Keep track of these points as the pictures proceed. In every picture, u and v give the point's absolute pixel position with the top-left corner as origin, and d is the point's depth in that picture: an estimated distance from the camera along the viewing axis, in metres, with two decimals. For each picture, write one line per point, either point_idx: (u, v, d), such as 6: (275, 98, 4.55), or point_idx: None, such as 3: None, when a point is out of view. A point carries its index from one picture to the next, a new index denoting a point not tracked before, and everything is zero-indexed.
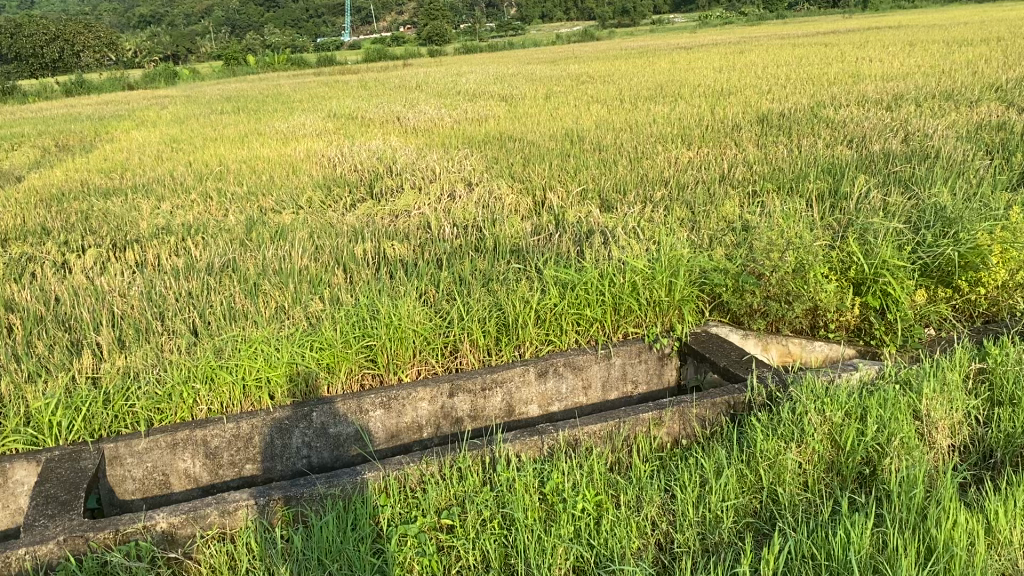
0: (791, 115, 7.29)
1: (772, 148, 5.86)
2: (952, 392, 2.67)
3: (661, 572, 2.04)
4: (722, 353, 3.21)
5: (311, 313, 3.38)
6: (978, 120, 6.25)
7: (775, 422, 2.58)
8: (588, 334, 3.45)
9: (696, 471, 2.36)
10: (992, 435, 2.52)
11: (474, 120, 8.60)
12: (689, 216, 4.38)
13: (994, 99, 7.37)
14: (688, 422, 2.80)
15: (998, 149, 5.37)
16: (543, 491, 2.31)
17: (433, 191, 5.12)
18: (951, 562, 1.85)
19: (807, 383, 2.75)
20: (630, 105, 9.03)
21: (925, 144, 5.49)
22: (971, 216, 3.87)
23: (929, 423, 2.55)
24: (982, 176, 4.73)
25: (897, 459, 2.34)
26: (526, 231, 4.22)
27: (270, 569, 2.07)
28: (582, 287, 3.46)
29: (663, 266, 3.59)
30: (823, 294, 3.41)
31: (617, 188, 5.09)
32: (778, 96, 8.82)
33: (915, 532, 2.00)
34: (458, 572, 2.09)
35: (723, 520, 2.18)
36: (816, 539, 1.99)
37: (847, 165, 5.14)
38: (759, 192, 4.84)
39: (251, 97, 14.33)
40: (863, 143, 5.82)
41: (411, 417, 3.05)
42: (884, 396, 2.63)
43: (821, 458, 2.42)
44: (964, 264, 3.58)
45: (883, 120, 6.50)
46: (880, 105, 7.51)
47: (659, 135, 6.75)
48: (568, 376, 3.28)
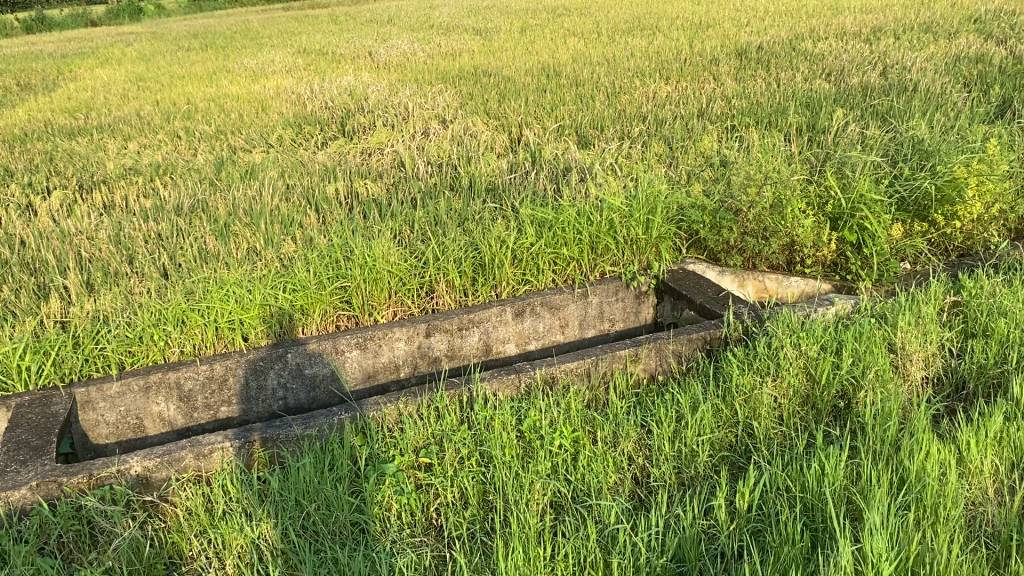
0: (768, 48, 7.20)
1: (750, 82, 5.79)
2: (927, 324, 2.69)
3: (637, 506, 2.05)
4: (699, 290, 3.21)
5: (284, 254, 3.33)
6: (956, 53, 6.20)
7: (752, 356, 2.60)
8: (565, 274, 3.43)
9: (673, 407, 2.37)
10: (966, 367, 2.55)
11: (448, 55, 8.43)
12: (667, 152, 4.33)
13: (973, 31, 7.30)
14: (665, 358, 2.81)
15: (975, 82, 5.34)
16: (520, 428, 2.31)
17: (407, 128, 5.03)
18: (923, 492, 1.88)
19: (783, 318, 2.76)
20: (606, 38, 8.88)
21: (903, 77, 5.44)
22: (949, 148, 3.87)
23: (904, 355, 2.57)
24: (960, 108, 4.71)
25: (871, 393, 2.37)
26: (502, 169, 4.15)
27: (247, 511, 2.07)
28: (559, 226, 3.42)
29: (641, 203, 3.54)
30: (800, 229, 3.42)
31: (594, 123, 5.02)
32: (756, 29, 8.69)
33: (889, 463, 2.02)
34: (437, 509, 2.10)
35: (699, 454, 2.20)
36: (791, 472, 2.01)
37: (826, 98, 5.09)
38: (736, 126, 4.79)
39: (220, 32, 13.95)
40: (841, 77, 5.77)
41: (388, 357, 3.04)
42: (861, 330, 2.65)
43: (796, 392, 2.44)
44: (941, 198, 3.60)
45: (861, 53, 6.44)
46: (858, 37, 7.43)
47: (636, 70, 6.64)
48: (545, 315, 3.27)
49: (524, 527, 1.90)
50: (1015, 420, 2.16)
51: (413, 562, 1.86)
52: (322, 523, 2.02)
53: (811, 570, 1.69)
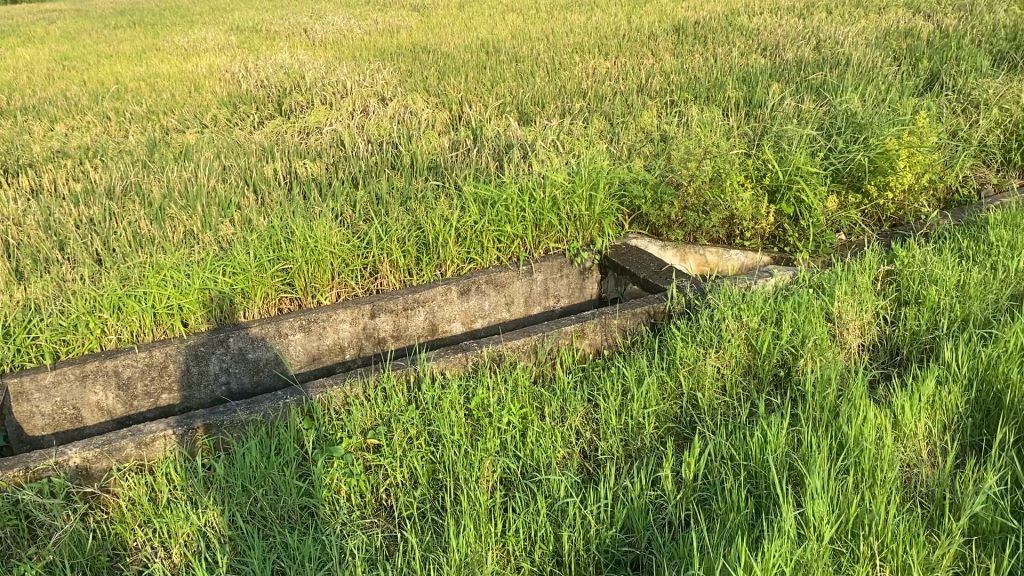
0: (705, 23, 7.26)
1: (688, 57, 5.83)
2: (863, 293, 2.77)
3: (586, 479, 2.07)
4: (642, 265, 3.25)
5: (222, 237, 3.25)
6: (886, 27, 6.33)
7: (695, 329, 2.64)
8: (509, 251, 3.43)
9: (619, 381, 2.40)
10: (899, 334, 2.63)
11: (385, 31, 8.30)
12: (607, 127, 4.34)
13: (901, 5, 7.47)
14: (610, 333, 2.84)
15: (905, 56, 5.46)
16: (468, 406, 2.32)
17: (345, 106, 4.94)
18: (861, 456, 1.94)
19: (724, 290, 2.81)
20: (545, 14, 8.84)
21: (835, 51, 5.54)
22: (881, 121, 3.96)
23: (841, 324, 2.65)
24: (891, 81, 4.82)
25: (810, 361, 2.43)
26: (444, 147, 4.11)
27: (193, 498, 2.04)
28: (502, 203, 3.40)
29: (583, 179, 3.54)
30: (739, 202, 3.48)
31: (535, 100, 5.00)
32: (693, 4, 8.77)
33: (828, 429, 2.08)
34: (386, 490, 2.10)
35: (645, 426, 2.23)
36: (735, 440, 2.05)
37: (762, 73, 5.16)
38: (675, 101, 4.82)
39: (149, 10, 13.45)
40: (776, 51, 5.85)
41: (333, 339, 3.01)
42: (799, 300, 2.72)
43: (738, 362, 2.49)
44: (873, 170, 3.70)
45: (795, 28, 6.53)
46: (792, 13, 7.55)
47: (576, 45, 6.63)
48: (491, 293, 3.27)
49: (475, 504, 1.91)
50: (947, 384, 2.24)
51: (365, 544, 1.85)
52: (270, 508, 2.00)
53: (755, 536, 1.73)
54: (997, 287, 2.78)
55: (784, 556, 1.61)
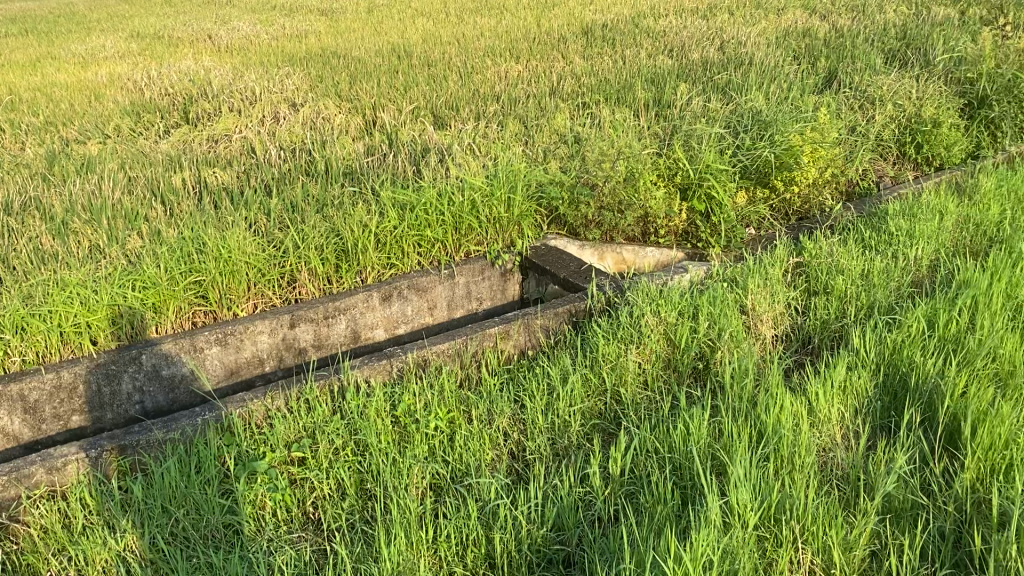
0: (613, 26, 7.37)
1: (598, 60, 5.91)
2: (774, 286, 2.87)
3: (516, 480, 2.08)
4: (562, 265, 3.28)
5: (130, 251, 3.14)
6: (786, 28, 6.55)
7: (616, 325, 2.67)
8: (430, 255, 3.41)
9: (544, 380, 2.42)
10: (810, 323, 2.73)
11: (294, 37, 8.16)
12: (522, 130, 4.36)
13: (799, 6, 7.74)
14: (534, 333, 2.85)
15: (805, 55, 5.66)
16: (395, 414, 2.30)
17: (254, 113, 4.83)
18: (779, 443, 2.00)
19: (643, 287, 2.86)
20: (455, 17, 8.83)
21: (739, 51, 5.70)
22: (785, 118, 4.09)
23: (755, 316, 2.73)
24: (792, 79, 4.99)
25: (728, 353, 2.49)
26: (358, 152, 4.06)
27: (110, 523, 1.97)
28: (421, 207, 3.38)
29: (501, 181, 3.54)
30: (652, 201, 3.56)
31: (449, 104, 4.99)
32: (600, 7, 8.89)
33: (747, 418, 2.14)
34: (313, 503, 2.06)
35: (571, 424, 2.25)
36: (660, 433, 2.09)
37: (670, 74, 5.27)
38: (588, 103, 4.88)
39: (42, 18, 12.89)
40: (682, 53, 5.98)
41: (251, 352, 2.95)
42: (714, 294, 2.79)
43: (658, 357, 2.54)
44: (779, 166, 3.85)
45: (700, 30, 6.69)
46: (696, 15, 7.73)
47: (487, 49, 6.65)
48: (412, 298, 3.26)
49: (405, 512, 1.89)
50: (857, 369, 2.33)
51: (294, 559, 1.82)
52: (193, 528, 1.94)
53: (683, 527, 1.77)
54: (898, 275, 2.91)
55: (711, 545, 1.65)
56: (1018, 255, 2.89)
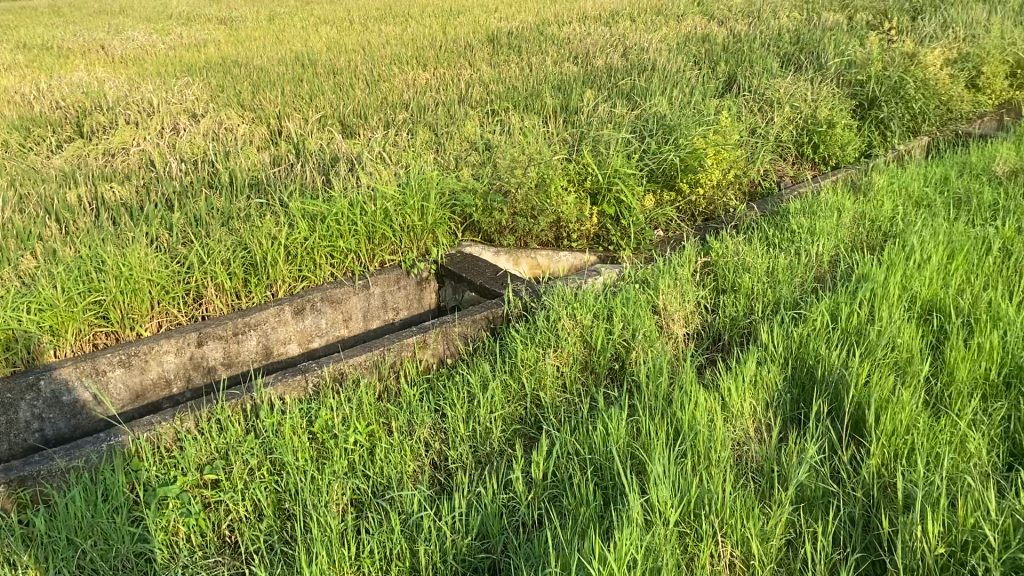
0: (518, 33, 7.42)
1: (505, 67, 5.94)
2: (684, 286, 2.93)
3: (438, 491, 2.06)
4: (477, 272, 3.28)
5: (23, 271, 2.99)
6: (686, 34, 6.72)
7: (533, 330, 2.68)
8: (343, 266, 3.36)
9: (464, 389, 2.40)
10: (720, 320, 2.80)
11: (192, 46, 7.93)
12: (432, 137, 4.34)
13: (697, 13, 7.95)
14: (452, 341, 2.84)
15: (705, 60, 5.81)
16: (312, 430, 2.25)
17: (153, 125, 4.66)
18: (696, 438, 2.04)
19: (558, 291, 2.88)
20: (359, 25, 8.74)
21: (642, 57, 5.82)
22: (688, 121, 4.19)
23: (667, 316, 2.78)
24: (694, 84, 5.12)
25: (643, 353, 2.53)
26: (264, 163, 3.97)
27: (11, 559, 1.86)
28: (333, 217, 3.32)
29: (413, 189, 3.51)
30: (564, 206, 3.60)
31: (356, 113, 4.93)
32: (505, 15, 8.95)
33: (664, 416, 2.17)
34: (230, 526, 2.00)
35: (492, 431, 2.25)
36: (580, 435, 2.11)
37: (576, 80, 5.34)
38: (496, 109, 4.90)
39: None
40: (587, 59, 6.07)
41: (158, 373, 2.85)
42: (628, 296, 2.83)
43: (575, 359, 2.56)
44: (684, 168, 3.94)
45: (603, 37, 6.80)
46: (599, 22, 7.87)
47: (393, 57, 6.60)
48: (326, 311, 3.20)
49: (326, 530, 1.85)
50: (766, 363, 2.40)
51: None
52: (100, 560, 1.85)
53: (606, 527, 1.78)
54: (800, 271, 3.02)
55: (635, 544, 1.66)
56: (910, 249, 3.04)
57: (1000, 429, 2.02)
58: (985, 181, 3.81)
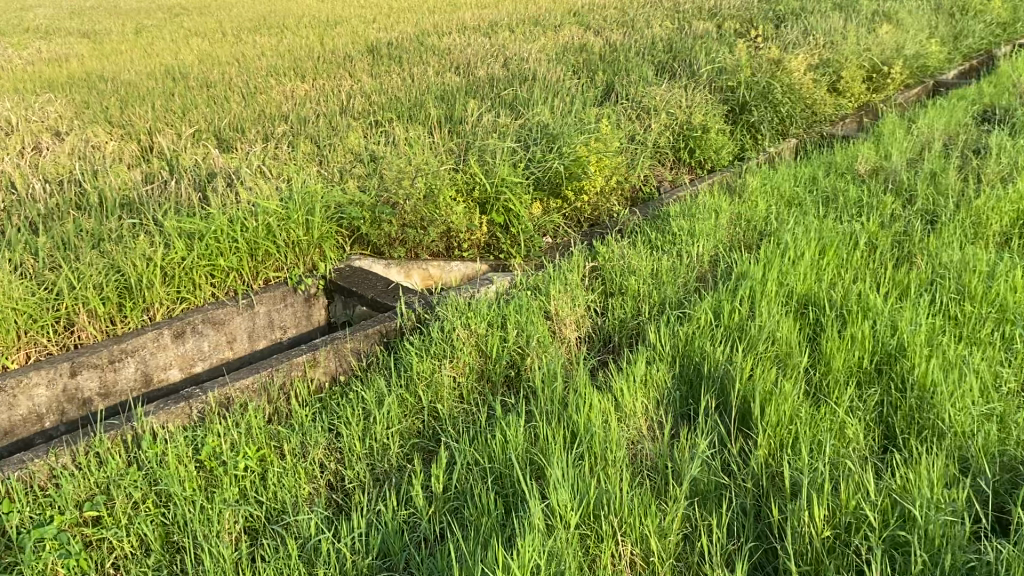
0: (398, 44, 7.38)
1: (386, 78, 5.89)
2: (575, 290, 2.97)
3: (336, 512, 2.01)
4: (367, 286, 3.24)
5: None
6: (564, 43, 6.84)
7: (427, 342, 2.66)
8: (226, 286, 3.25)
9: (359, 405, 2.36)
10: (611, 322, 2.85)
11: (52, 61, 7.53)
12: (314, 150, 4.25)
13: (574, 23, 8.10)
14: (344, 357, 2.78)
15: (584, 68, 5.93)
16: (199, 457, 2.16)
17: (12, 144, 4.39)
18: (592, 441, 2.06)
19: (451, 301, 2.87)
20: (233, 37, 8.50)
21: (522, 66, 5.88)
22: (571, 129, 4.26)
23: (559, 321, 2.81)
24: (574, 92, 5.21)
25: (537, 359, 2.55)
26: (137, 181, 3.79)
27: None
28: (212, 235, 3.21)
29: (297, 204, 3.42)
30: (454, 216, 3.60)
31: (233, 127, 4.78)
32: (384, 26, 8.89)
33: (560, 420, 2.19)
34: (114, 565, 1.90)
35: (390, 447, 2.21)
36: (479, 445, 2.10)
37: (459, 90, 5.35)
38: (379, 121, 4.85)
39: None
40: (469, 69, 6.09)
41: (27, 408, 2.68)
42: (520, 303, 2.85)
43: (471, 369, 2.55)
44: (569, 176, 4.02)
45: (483, 47, 6.84)
46: (479, 32, 7.91)
47: (271, 69, 6.45)
48: (209, 333, 3.10)
49: (218, 561, 1.78)
50: (656, 363, 2.45)
51: None
52: None
53: (508, 536, 1.78)
54: (684, 272, 3.11)
55: (537, 550, 1.66)
56: (784, 246, 3.17)
57: (874, 414, 2.13)
58: (848, 179, 4.03)
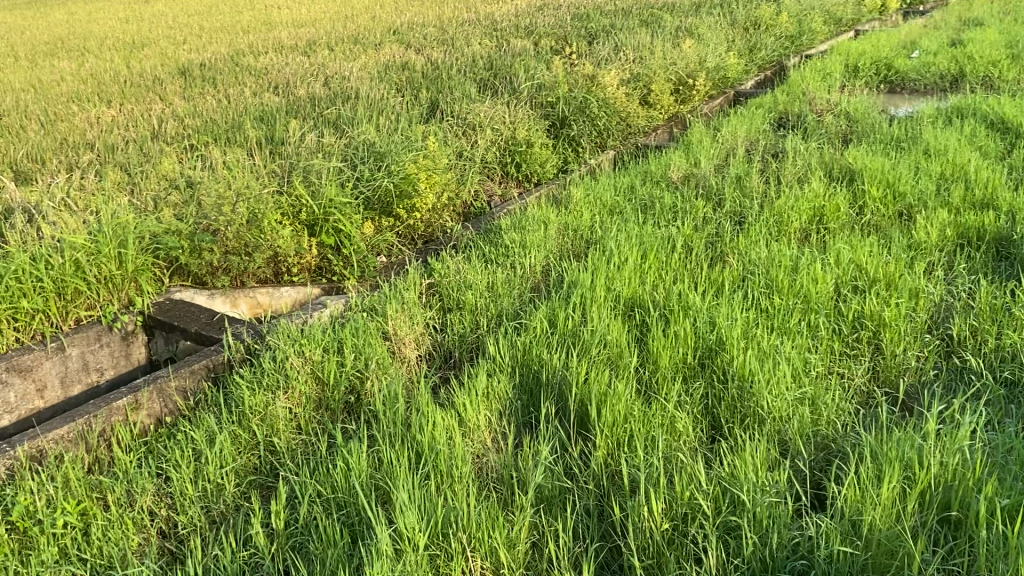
0: (213, 65, 7.11)
1: (201, 100, 5.65)
2: (411, 309, 2.96)
3: (169, 561, 1.89)
4: (191, 318, 3.08)
5: None
6: (386, 61, 6.81)
7: (260, 374, 2.57)
8: (31, 329, 3.00)
9: (189, 446, 2.23)
10: (449, 339, 2.85)
11: None
12: (125, 178, 4.00)
13: (395, 41, 8.10)
14: (169, 398, 2.62)
15: (407, 86, 5.93)
16: (10, 520, 1.97)
17: None
18: (437, 459, 2.04)
19: (283, 329, 2.78)
20: (26, 61, 7.90)
21: (344, 85, 5.81)
22: (398, 146, 4.22)
23: (398, 340, 2.78)
24: (398, 110, 5.19)
25: (376, 381, 2.51)
26: None
27: None
28: (12, 275, 2.95)
29: (108, 237, 3.21)
30: (281, 240, 3.51)
31: (32, 158, 4.43)
32: (195, 46, 8.53)
33: (403, 442, 2.16)
34: None
35: (226, 486, 2.10)
36: (320, 475, 2.04)
37: (279, 110, 5.20)
38: (195, 145, 4.64)
39: None
40: (289, 89, 5.94)
41: None
42: (356, 326, 2.80)
43: (308, 398, 2.47)
44: (399, 194, 4.00)
45: (303, 66, 6.70)
46: (297, 51, 7.75)
47: (72, 94, 6.04)
48: (15, 382, 2.88)
49: None
50: (496, 375, 2.47)
51: None
52: None
53: (355, 565, 1.73)
54: (518, 283, 3.16)
55: None
56: (611, 252, 3.29)
57: (702, 407, 2.24)
58: (665, 186, 4.23)
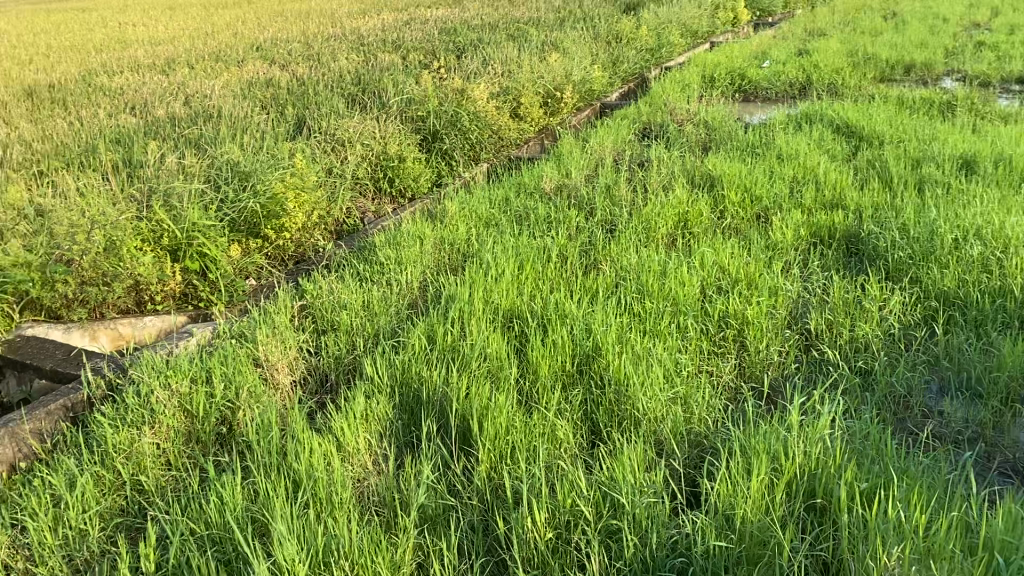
0: (62, 86, 6.74)
1: (49, 123, 5.34)
2: (283, 333, 2.88)
3: None
4: (45, 355, 2.92)
5: None
6: (249, 78, 6.64)
7: (122, 410, 2.44)
8: None
9: (46, 492, 2.09)
10: (325, 361, 2.79)
11: None
12: None
13: (259, 57, 7.90)
14: (23, 441, 2.44)
15: (272, 103, 5.78)
16: None
17: None
18: (316, 486, 1.99)
19: (146, 361, 2.67)
20: None
21: (205, 104, 5.61)
22: (263, 165, 4.10)
23: (270, 366, 2.70)
24: (264, 128, 5.06)
25: (249, 410, 2.42)
26: None
27: None
28: None
29: None
30: (142, 268, 3.37)
31: None
32: (42, 67, 8.08)
33: (280, 471, 2.09)
34: None
35: (89, 531, 1.98)
36: (192, 513, 1.95)
37: (136, 132, 4.98)
38: (44, 171, 4.37)
39: None
40: (146, 109, 5.70)
41: None
42: (225, 354, 2.71)
43: (177, 432, 2.36)
44: (267, 214, 3.92)
45: (160, 85, 6.44)
46: (154, 70, 7.45)
47: None
48: None
49: None
50: (374, 395, 2.43)
51: None
52: None
53: None
54: (394, 300, 3.13)
55: None
56: (486, 265, 3.30)
57: (580, 413, 2.27)
58: (537, 197, 4.29)
